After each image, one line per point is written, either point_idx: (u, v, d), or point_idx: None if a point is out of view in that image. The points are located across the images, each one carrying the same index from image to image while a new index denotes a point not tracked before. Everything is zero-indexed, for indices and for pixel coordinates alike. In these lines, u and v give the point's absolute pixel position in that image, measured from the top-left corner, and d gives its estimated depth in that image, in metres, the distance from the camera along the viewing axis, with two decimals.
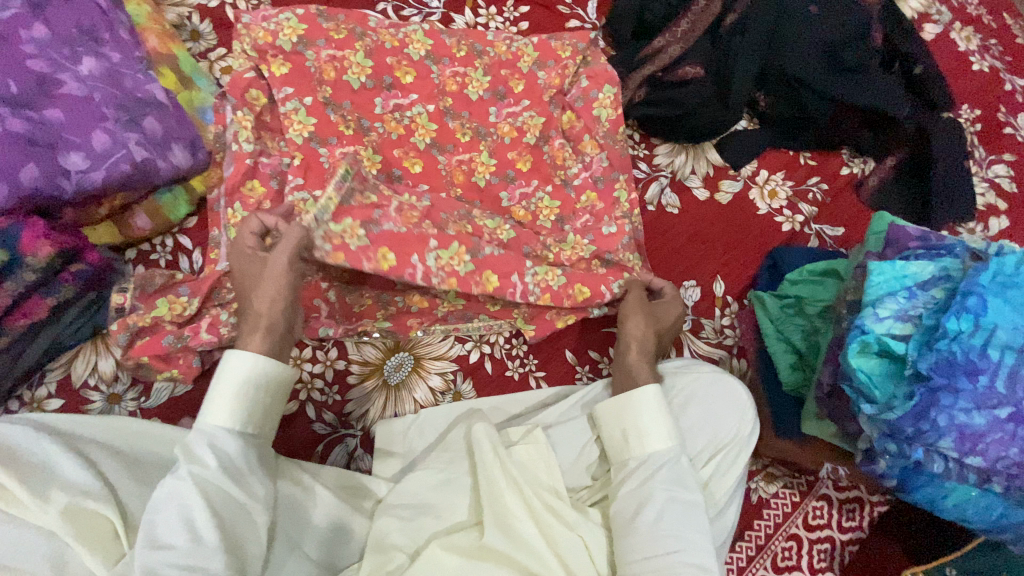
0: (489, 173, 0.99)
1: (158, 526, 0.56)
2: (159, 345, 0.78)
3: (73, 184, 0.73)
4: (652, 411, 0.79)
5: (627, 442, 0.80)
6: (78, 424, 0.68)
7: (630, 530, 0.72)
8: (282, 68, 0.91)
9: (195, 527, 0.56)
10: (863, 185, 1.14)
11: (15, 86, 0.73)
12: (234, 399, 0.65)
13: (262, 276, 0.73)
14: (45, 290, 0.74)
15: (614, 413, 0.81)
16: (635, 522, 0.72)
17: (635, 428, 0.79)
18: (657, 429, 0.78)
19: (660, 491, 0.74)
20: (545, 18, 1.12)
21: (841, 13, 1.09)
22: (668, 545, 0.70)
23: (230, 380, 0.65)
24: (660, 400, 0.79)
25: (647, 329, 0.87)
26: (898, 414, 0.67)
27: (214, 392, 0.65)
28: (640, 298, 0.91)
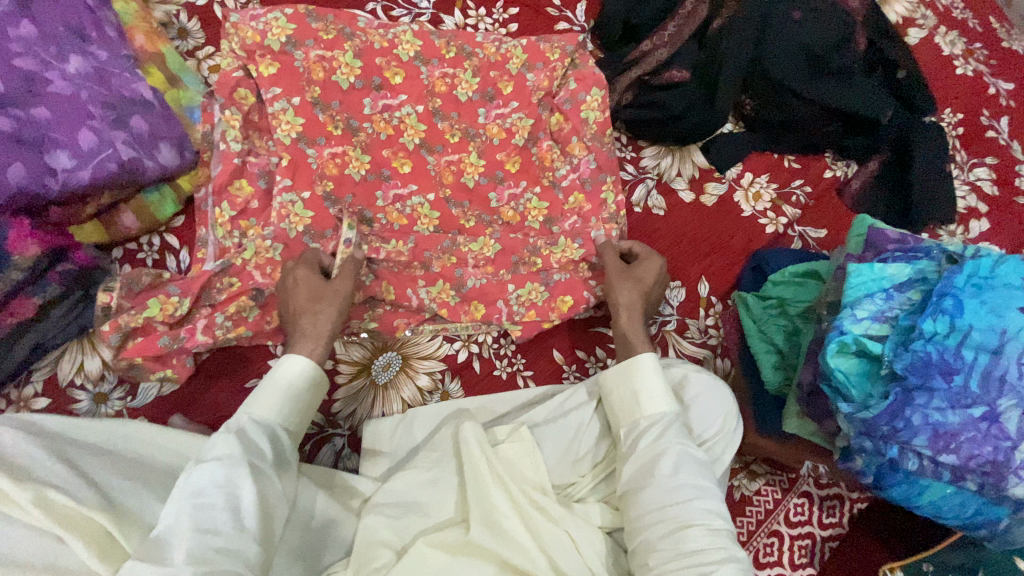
0: (478, 174, 1.00)
1: (202, 509, 0.56)
2: (155, 346, 0.78)
3: (59, 182, 0.73)
4: (656, 374, 0.82)
5: (638, 401, 0.82)
6: (71, 426, 0.67)
7: (647, 482, 0.74)
8: (270, 68, 0.92)
9: (236, 511, 0.57)
10: (845, 189, 1.16)
11: (1, 84, 0.73)
12: (280, 394, 0.68)
13: (324, 297, 0.81)
14: (33, 289, 0.75)
15: (624, 382, 0.83)
16: (654, 475, 0.74)
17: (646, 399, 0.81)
18: (662, 392, 0.81)
19: (672, 450, 0.76)
20: (533, 20, 1.13)
21: (825, 19, 1.11)
22: (683, 497, 0.71)
23: (284, 380, 0.68)
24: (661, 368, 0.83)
25: (631, 292, 0.92)
26: (875, 413, 0.69)
27: (265, 383, 0.68)
28: (619, 265, 0.94)
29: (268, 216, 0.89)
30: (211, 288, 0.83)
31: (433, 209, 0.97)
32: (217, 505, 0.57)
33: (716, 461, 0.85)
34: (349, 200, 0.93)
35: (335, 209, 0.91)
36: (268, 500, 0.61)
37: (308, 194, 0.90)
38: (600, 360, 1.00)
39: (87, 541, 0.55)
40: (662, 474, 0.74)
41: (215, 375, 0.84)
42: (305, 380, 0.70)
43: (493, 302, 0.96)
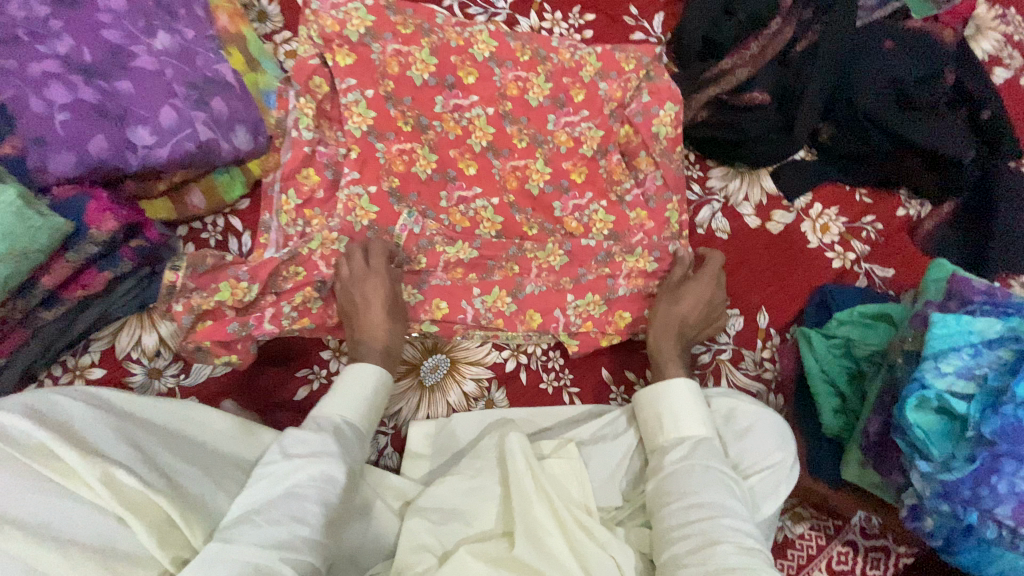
0: (543, 181, 0.98)
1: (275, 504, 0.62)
2: (223, 330, 0.79)
3: (138, 158, 0.72)
4: (689, 395, 0.82)
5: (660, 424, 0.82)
6: (132, 402, 0.68)
7: (674, 494, 0.73)
8: (347, 58, 0.91)
9: (291, 518, 0.62)
10: (917, 228, 1.10)
11: (90, 55, 0.74)
12: (360, 399, 0.76)
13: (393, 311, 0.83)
14: (104, 262, 0.73)
15: (649, 403, 0.83)
16: (680, 489, 0.73)
17: (671, 416, 0.81)
18: (692, 414, 0.81)
19: (694, 464, 0.75)
20: (609, 28, 1.10)
21: (915, 52, 1.07)
22: (706, 507, 0.70)
23: (355, 385, 0.76)
24: (691, 389, 0.82)
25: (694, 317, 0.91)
26: (958, 476, 0.66)
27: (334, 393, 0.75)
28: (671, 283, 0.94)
29: (333, 207, 0.88)
30: (279, 274, 0.83)
31: (498, 212, 0.96)
32: (291, 501, 0.63)
33: (771, 497, 0.80)
34: (414, 198, 0.93)
35: (399, 206, 0.91)
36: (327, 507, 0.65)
37: (375, 188, 0.90)
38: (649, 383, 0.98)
39: (150, 526, 0.57)
40: (691, 490, 0.73)
41: (271, 363, 0.84)
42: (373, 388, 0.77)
43: (546, 312, 0.95)
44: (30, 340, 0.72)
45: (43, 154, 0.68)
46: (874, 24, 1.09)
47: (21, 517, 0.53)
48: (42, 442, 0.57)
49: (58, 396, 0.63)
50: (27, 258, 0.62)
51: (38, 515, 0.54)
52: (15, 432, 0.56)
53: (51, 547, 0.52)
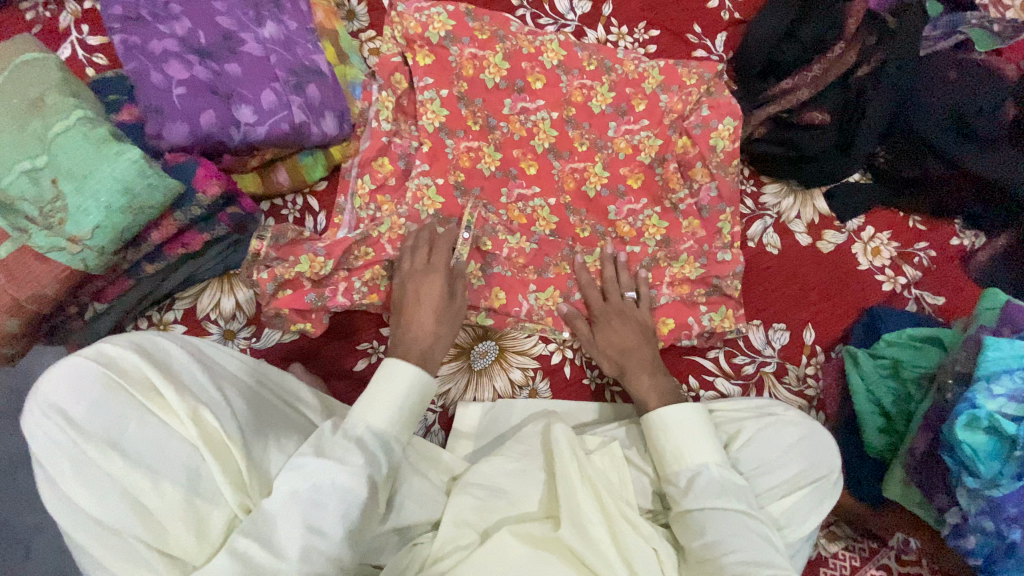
0: (600, 185, 1.02)
1: (300, 505, 0.61)
2: (302, 301, 0.85)
3: (240, 134, 0.79)
4: (699, 428, 0.79)
5: (666, 458, 0.79)
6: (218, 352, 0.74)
7: (698, 530, 0.72)
8: (426, 59, 0.98)
9: (307, 532, 0.60)
10: (971, 259, 1.09)
11: (205, 39, 0.82)
12: (394, 404, 0.70)
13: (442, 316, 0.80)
14: (204, 225, 0.81)
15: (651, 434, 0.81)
16: (703, 529, 0.72)
17: (673, 445, 0.79)
18: (696, 441, 0.78)
19: (717, 502, 0.73)
20: (673, 44, 1.14)
21: (980, 82, 1.07)
22: (731, 550, 0.69)
23: (394, 390, 0.70)
24: (698, 420, 0.79)
25: (635, 331, 0.92)
26: (1004, 492, 0.67)
27: (376, 392, 0.70)
28: (600, 301, 0.94)
29: (402, 195, 0.94)
30: (351, 252, 0.88)
31: (553, 213, 1.00)
32: (319, 506, 0.61)
33: (810, 514, 0.79)
34: (477, 193, 0.97)
35: (463, 200, 0.96)
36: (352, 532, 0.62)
37: (442, 181, 0.95)
38: (691, 390, 0.99)
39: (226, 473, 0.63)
40: (713, 529, 0.71)
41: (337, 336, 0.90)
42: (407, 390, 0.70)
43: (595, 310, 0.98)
44: (131, 289, 0.80)
45: (160, 123, 0.76)
46: (935, 55, 1.10)
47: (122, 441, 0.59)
48: (145, 377, 0.63)
49: (161, 338, 0.69)
50: (143, 213, 0.69)
51: (135, 442, 0.60)
52: (125, 364, 0.63)
53: (143, 473, 0.59)
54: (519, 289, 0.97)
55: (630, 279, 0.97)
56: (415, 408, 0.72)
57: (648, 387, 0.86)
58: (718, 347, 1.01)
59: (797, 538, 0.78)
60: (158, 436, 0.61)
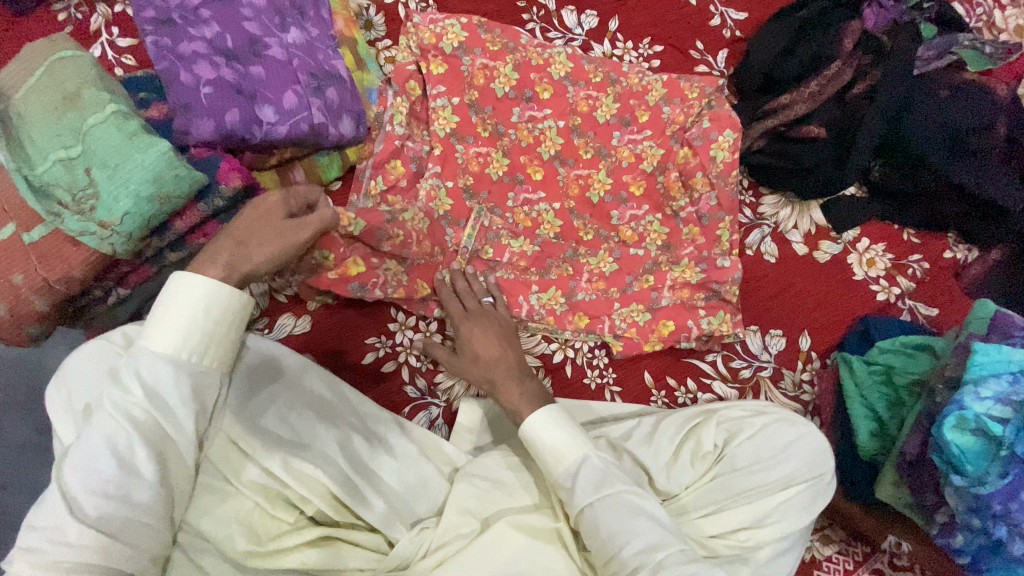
0: (603, 191, 1.06)
1: (81, 453, 0.55)
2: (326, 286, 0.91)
3: (262, 133, 0.83)
4: (557, 425, 0.76)
5: (548, 461, 0.75)
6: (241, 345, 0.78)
7: (591, 532, 0.70)
8: (439, 68, 1.02)
9: (91, 481, 0.54)
10: (963, 272, 1.13)
11: (232, 42, 0.86)
12: (182, 327, 0.61)
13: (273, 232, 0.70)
14: (224, 216, 0.82)
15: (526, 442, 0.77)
16: (596, 526, 0.69)
17: (549, 450, 0.75)
18: (565, 439, 0.75)
19: (612, 492, 0.71)
20: (676, 60, 1.19)
21: (974, 102, 1.11)
22: (628, 542, 0.68)
23: (180, 304, 0.61)
24: (555, 419, 0.77)
25: (500, 338, 0.89)
26: (991, 491, 0.69)
27: (157, 313, 0.61)
28: (460, 313, 0.91)
29: (413, 196, 0.98)
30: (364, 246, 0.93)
31: (557, 217, 1.04)
32: (101, 450, 0.55)
33: (805, 510, 0.80)
34: (484, 196, 1.01)
35: (471, 203, 1.00)
36: (132, 491, 0.56)
37: (451, 183, 1.00)
38: (688, 392, 1.02)
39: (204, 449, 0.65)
40: (607, 523, 0.69)
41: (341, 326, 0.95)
42: (196, 308, 0.61)
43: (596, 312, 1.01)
44: (153, 278, 0.83)
45: (188, 119, 0.80)
46: (930, 73, 1.14)
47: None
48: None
49: None
50: (169, 202, 0.72)
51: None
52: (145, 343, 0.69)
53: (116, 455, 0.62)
54: (523, 289, 1.00)
55: (483, 283, 0.95)
56: (217, 332, 0.63)
57: (521, 396, 0.82)
58: (715, 351, 1.04)
59: (792, 533, 0.79)
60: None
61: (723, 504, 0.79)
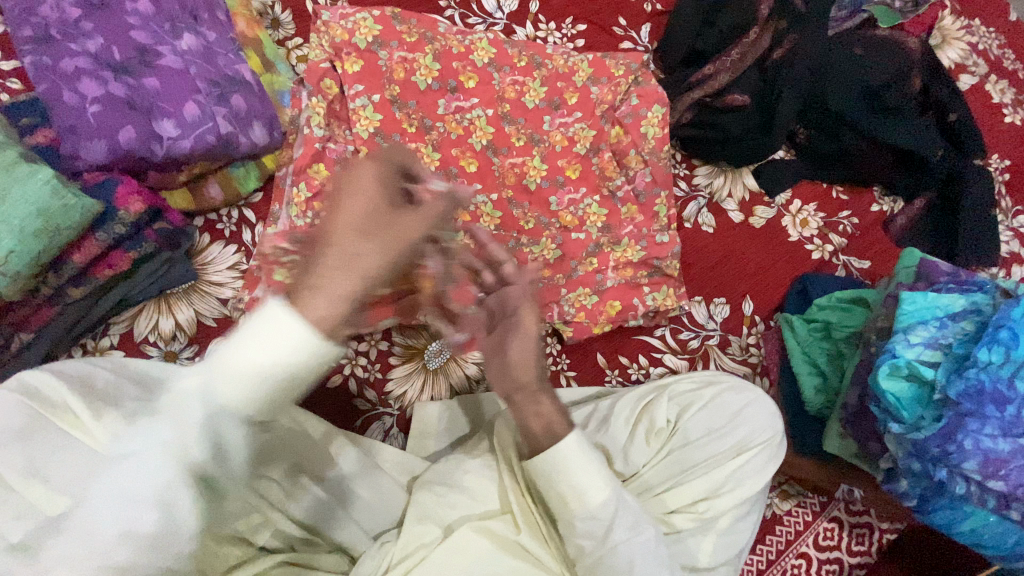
0: (540, 177, 1.05)
1: None
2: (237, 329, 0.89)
3: (163, 149, 0.78)
4: (584, 469, 0.69)
5: (565, 502, 0.70)
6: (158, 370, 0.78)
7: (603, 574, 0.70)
8: (355, 65, 0.97)
9: None
10: (891, 224, 1.17)
11: (119, 54, 0.80)
12: None
13: None
14: (129, 243, 0.78)
15: (546, 478, 0.70)
16: (631, 566, 0.70)
17: (571, 488, 0.69)
18: (598, 482, 0.69)
19: (645, 535, 0.71)
20: (600, 38, 1.17)
21: (886, 57, 1.14)
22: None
23: None
24: (587, 462, 0.69)
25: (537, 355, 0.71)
26: (927, 435, 0.72)
27: None
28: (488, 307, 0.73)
29: None
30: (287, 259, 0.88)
31: (496, 208, 1.02)
32: None
33: (760, 474, 0.82)
34: None
35: None
36: None
37: None
38: (641, 368, 1.03)
39: None
40: (640, 564, 0.70)
41: (219, 326, 0.88)
42: None
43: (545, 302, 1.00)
44: (58, 317, 0.77)
45: (75, 143, 0.75)
46: (843, 33, 1.17)
47: (41, 470, 0.60)
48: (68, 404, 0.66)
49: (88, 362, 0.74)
50: (58, 234, 0.68)
51: (57, 470, 0.60)
52: (50, 394, 0.67)
53: None
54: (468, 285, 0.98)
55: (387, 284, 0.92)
56: None
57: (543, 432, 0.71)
58: (663, 325, 1.05)
59: (749, 496, 0.81)
60: (79, 454, 0.63)
61: (679, 478, 0.81)
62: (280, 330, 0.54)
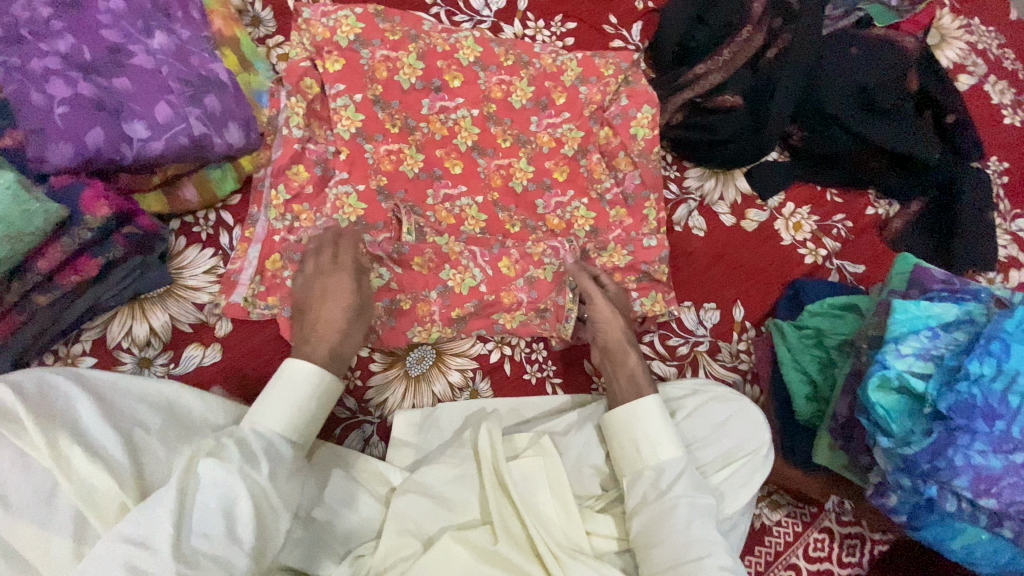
0: (526, 180, 1.02)
1: None
2: (213, 334, 0.87)
3: (133, 151, 0.76)
4: (657, 419, 0.79)
5: (638, 450, 0.79)
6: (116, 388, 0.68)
7: (659, 538, 0.71)
8: (336, 64, 0.94)
9: None
10: (886, 227, 1.15)
11: (89, 54, 0.78)
12: None
13: None
14: (96, 249, 0.77)
15: (625, 424, 0.80)
16: (688, 526, 0.71)
17: (646, 437, 0.79)
18: (664, 438, 0.78)
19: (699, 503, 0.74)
20: (590, 36, 1.15)
21: (881, 55, 1.11)
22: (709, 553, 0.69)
23: None
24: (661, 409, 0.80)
25: (621, 327, 0.90)
26: (916, 450, 0.70)
27: None
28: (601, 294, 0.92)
29: (321, 203, 0.92)
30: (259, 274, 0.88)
31: (481, 211, 1.00)
32: None
33: (746, 487, 0.81)
34: (401, 196, 0.96)
35: (387, 204, 0.94)
36: None
37: (362, 187, 0.93)
38: None
39: None
40: (696, 525, 0.71)
41: (193, 332, 0.86)
42: None
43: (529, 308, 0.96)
44: (26, 324, 0.75)
45: (41, 144, 0.73)
46: (839, 32, 1.14)
47: None
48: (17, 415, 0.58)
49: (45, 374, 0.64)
50: (22, 240, 0.67)
51: (12, 490, 0.56)
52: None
53: None
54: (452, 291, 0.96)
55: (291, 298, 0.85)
56: None
57: (626, 388, 0.84)
58: (652, 331, 1.02)
59: (735, 509, 0.80)
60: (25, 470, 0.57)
61: None
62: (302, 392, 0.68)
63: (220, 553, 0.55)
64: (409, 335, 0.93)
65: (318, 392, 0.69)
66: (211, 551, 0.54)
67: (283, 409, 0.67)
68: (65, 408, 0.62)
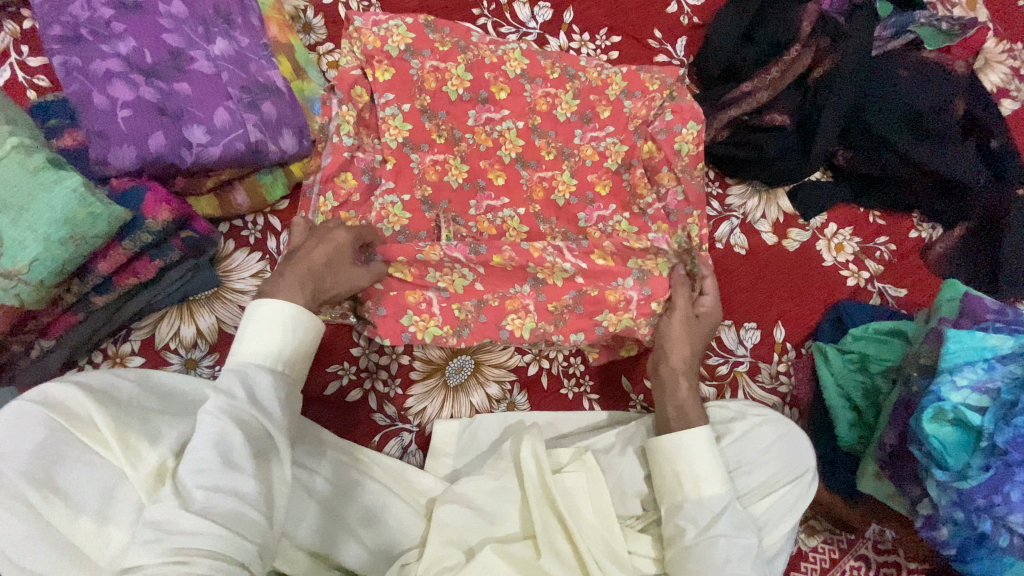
0: (569, 193, 1.02)
1: None
2: None
3: (192, 156, 0.78)
4: (708, 447, 0.78)
5: (681, 482, 0.78)
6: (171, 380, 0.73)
7: (694, 569, 0.73)
8: (386, 73, 0.95)
9: None
10: (929, 251, 1.13)
11: (151, 58, 0.80)
12: None
13: None
14: (156, 252, 0.77)
15: (668, 455, 0.79)
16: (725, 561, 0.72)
17: (691, 472, 0.78)
18: (713, 472, 0.77)
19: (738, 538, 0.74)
20: (634, 50, 1.15)
21: (932, 79, 1.10)
22: None
23: None
24: (710, 444, 0.78)
25: (686, 350, 0.90)
26: (973, 484, 0.69)
27: None
28: (687, 313, 0.92)
29: (367, 211, 0.92)
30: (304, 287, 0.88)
31: (523, 223, 0.99)
32: None
33: (788, 513, 0.81)
34: (445, 206, 0.97)
35: (431, 213, 0.95)
36: None
37: (408, 197, 0.94)
38: None
39: None
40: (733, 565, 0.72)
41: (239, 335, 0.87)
42: None
43: (636, 313, 0.93)
44: (80, 324, 0.76)
45: (105, 148, 0.75)
46: (888, 53, 1.13)
47: (59, 483, 0.56)
48: (88, 415, 0.60)
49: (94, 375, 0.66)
50: (85, 243, 0.68)
51: (80, 486, 0.56)
52: (72, 405, 0.60)
53: None
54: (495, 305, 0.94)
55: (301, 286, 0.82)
56: None
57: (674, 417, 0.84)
58: None
59: (778, 536, 0.80)
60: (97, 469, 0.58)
61: None
62: (276, 326, 0.66)
63: (221, 484, 0.54)
64: (500, 326, 0.92)
65: (288, 322, 0.67)
66: (208, 483, 0.53)
67: (258, 342, 0.64)
68: (130, 406, 0.64)
